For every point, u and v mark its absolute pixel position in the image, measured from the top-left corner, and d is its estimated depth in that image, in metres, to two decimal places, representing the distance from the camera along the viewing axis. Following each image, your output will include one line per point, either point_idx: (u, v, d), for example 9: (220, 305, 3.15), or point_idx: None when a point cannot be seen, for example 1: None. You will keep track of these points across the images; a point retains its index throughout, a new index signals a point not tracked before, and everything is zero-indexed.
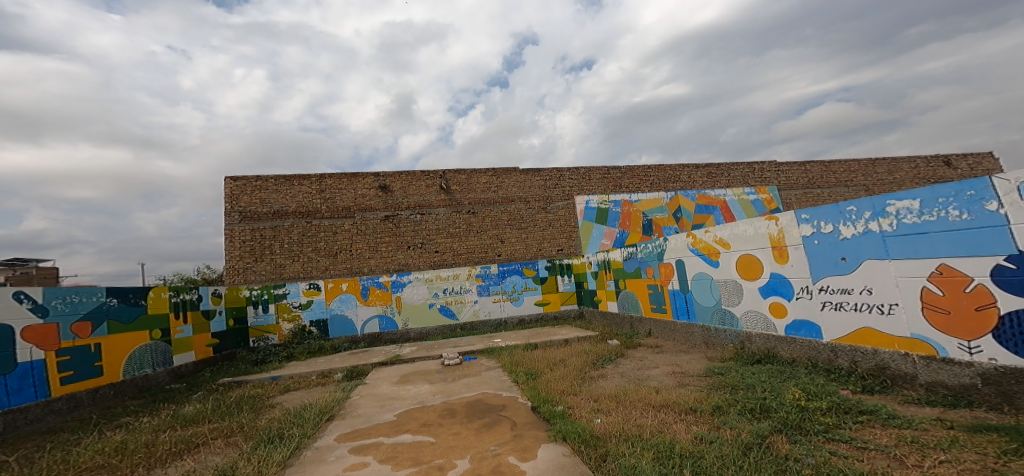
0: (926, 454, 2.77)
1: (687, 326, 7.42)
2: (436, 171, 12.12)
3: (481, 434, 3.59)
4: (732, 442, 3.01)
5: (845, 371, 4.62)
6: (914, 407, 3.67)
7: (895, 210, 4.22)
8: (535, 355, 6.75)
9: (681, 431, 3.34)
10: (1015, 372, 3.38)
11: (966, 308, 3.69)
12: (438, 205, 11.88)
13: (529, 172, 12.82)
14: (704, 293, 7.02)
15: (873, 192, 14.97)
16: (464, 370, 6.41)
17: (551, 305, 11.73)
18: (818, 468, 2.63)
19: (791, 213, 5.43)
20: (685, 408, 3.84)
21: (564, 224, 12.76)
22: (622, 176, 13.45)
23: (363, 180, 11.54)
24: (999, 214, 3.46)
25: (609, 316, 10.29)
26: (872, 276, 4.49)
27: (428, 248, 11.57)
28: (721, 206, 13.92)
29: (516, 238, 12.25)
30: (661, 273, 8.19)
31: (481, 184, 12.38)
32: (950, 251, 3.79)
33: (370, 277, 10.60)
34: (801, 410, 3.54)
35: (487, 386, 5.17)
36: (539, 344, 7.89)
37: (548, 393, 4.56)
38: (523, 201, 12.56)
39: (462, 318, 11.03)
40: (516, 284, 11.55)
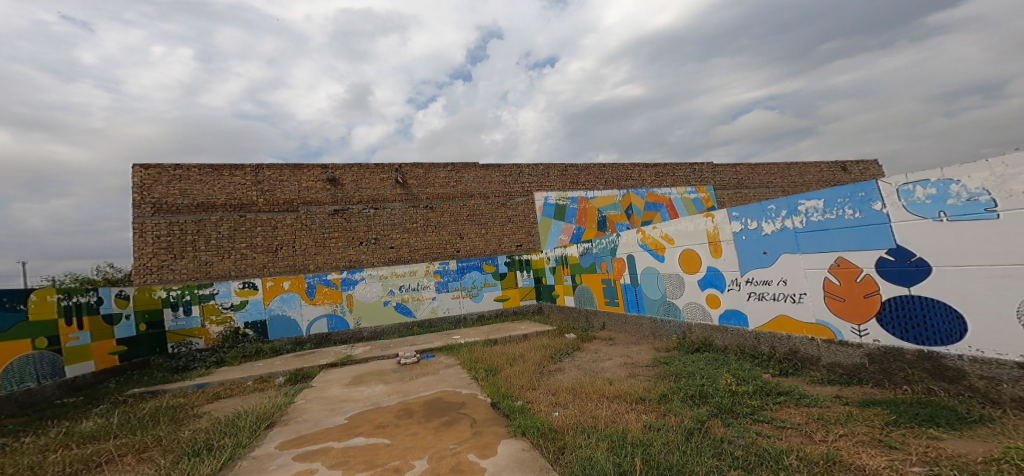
0: (829, 430, 3.11)
1: (637, 318, 7.78)
2: (392, 164, 11.65)
3: (440, 433, 3.54)
4: (676, 429, 3.21)
5: (767, 357, 5.09)
6: (819, 387, 4.13)
7: (805, 209, 4.70)
8: (493, 351, 6.75)
9: (632, 421, 3.51)
10: (893, 352, 3.90)
11: (857, 295, 4.22)
12: (393, 199, 11.49)
13: (489, 168, 12.75)
14: (652, 286, 7.38)
15: (789, 193, 16.52)
16: (423, 367, 6.28)
17: (511, 301, 11.80)
18: (747, 448, 2.86)
19: (724, 211, 5.85)
20: (635, 398, 4.03)
21: (524, 220, 12.85)
22: (579, 173, 13.77)
23: (308, 172, 10.88)
24: (883, 212, 3.95)
25: (566, 310, 10.53)
26: (787, 269, 4.96)
27: (382, 244, 11.13)
28: (667, 204, 14.74)
29: (474, 234, 12.15)
30: (614, 268, 8.50)
31: (439, 179, 12.11)
32: (847, 245, 4.29)
33: (317, 275, 10.09)
34: (732, 394, 3.84)
35: (448, 384, 5.09)
36: (498, 339, 7.93)
37: (508, 388, 4.59)
38: (483, 197, 12.50)
39: (419, 315, 10.84)
40: (475, 280, 11.52)
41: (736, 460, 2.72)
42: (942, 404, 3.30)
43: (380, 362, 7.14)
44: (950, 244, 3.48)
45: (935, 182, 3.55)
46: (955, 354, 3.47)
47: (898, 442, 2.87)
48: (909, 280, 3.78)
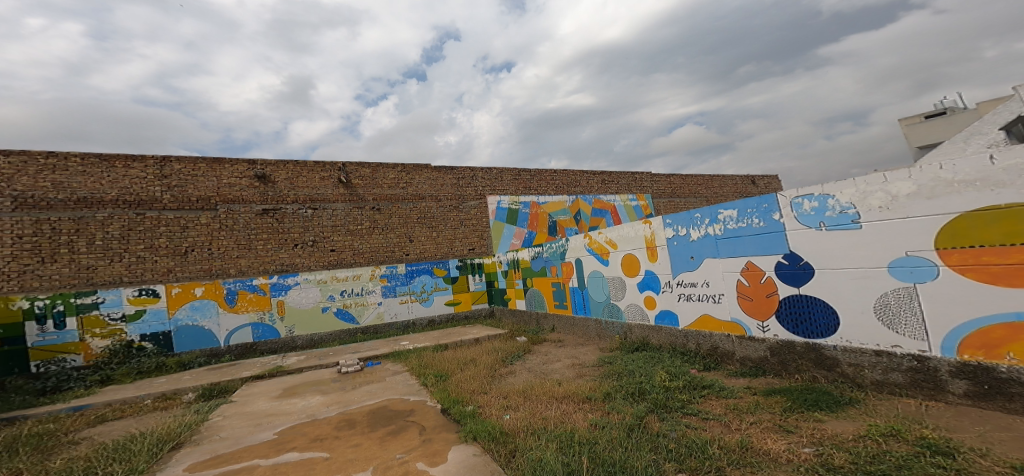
0: (742, 419, 3.42)
1: (583, 320, 8.02)
2: (334, 162, 11.01)
3: (386, 442, 3.38)
4: (619, 426, 3.35)
5: (694, 353, 5.48)
6: (734, 379, 4.53)
7: (723, 217, 5.13)
8: (444, 356, 6.60)
9: (580, 420, 3.60)
10: (788, 345, 4.41)
11: (761, 295, 4.73)
12: (335, 199, 10.83)
13: (441, 170, 12.50)
14: (597, 289, 7.65)
15: (711, 203, 18.04)
16: (369, 375, 5.97)
17: (462, 305, 11.77)
18: (679, 441, 3.06)
19: (659, 218, 6.20)
20: (582, 398, 4.14)
21: (477, 223, 12.78)
22: (532, 178, 14.01)
23: (232, 167, 9.94)
24: (780, 221, 4.46)
25: (517, 313, 10.63)
26: (709, 272, 5.39)
27: (320, 247, 10.43)
28: (612, 210, 15.47)
29: (425, 237, 11.84)
30: (563, 271, 8.68)
31: (387, 179, 11.63)
32: (755, 250, 4.77)
33: (240, 280, 9.38)
34: (665, 390, 4.11)
35: (394, 392, 4.89)
36: (448, 344, 7.76)
37: (458, 393, 4.50)
38: (434, 199, 12.22)
39: (363, 322, 10.48)
40: (426, 284, 11.41)
41: (670, 452, 2.89)
42: (824, 390, 3.78)
43: (318, 372, 6.69)
44: (830, 250, 4.04)
45: (818, 196, 4.11)
46: (832, 345, 4.01)
47: (794, 425, 3.23)
48: (800, 281, 4.33)
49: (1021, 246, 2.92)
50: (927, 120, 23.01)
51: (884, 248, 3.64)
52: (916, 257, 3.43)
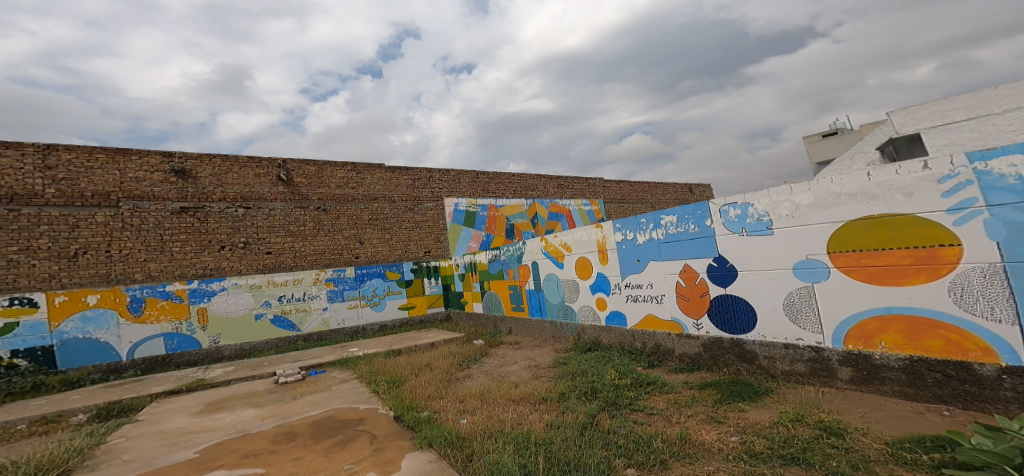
0: (681, 412, 3.62)
1: (540, 322, 8.11)
2: (274, 159, 10.38)
3: (333, 454, 3.22)
4: (573, 424, 3.42)
5: (641, 352, 5.73)
6: (674, 375, 4.79)
7: (665, 223, 5.40)
8: (397, 362, 6.41)
9: (536, 421, 3.62)
10: (717, 341, 4.75)
11: (695, 295, 5.05)
12: (273, 198, 10.17)
13: (396, 171, 12.17)
14: (553, 291, 7.75)
15: (656, 209, 18.95)
16: (315, 384, 5.65)
17: (416, 309, 11.57)
18: (629, 437, 3.17)
19: (610, 222, 6.40)
20: (538, 399, 4.18)
21: (434, 226, 12.60)
22: (490, 181, 14.08)
23: (143, 159, 8.94)
24: (712, 227, 4.80)
25: (474, 317, 10.57)
26: (653, 275, 5.65)
27: (253, 249, 9.76)
28: (566, 215, 15.94)
29: (377, 240, 11.44)
30: (520, 274, 8.74)
31: (336, 179, 11.12)
32: (691, 254, 5.09)
33: (150, 286, 8.49)
34: (615, 388, 4.26)
35: (343, 401, 4.67)
36: (402, 349, 7.54)
37: (413, 400, 4.38)
38: (388, 200, 11.85)
39: (305, 329, 9.93)
40: (377, 288, 11.04)
41: (620, 448, 2.99)
42: (747, 381, 4.11)
43: (251, 383, 6.23)
44: (750, 253, 4.42)
45: (740, 204, 4.48)
46: (752, 339, 4.40)
47: (724, 416, 3.46)
48: (726, 282, 4.69)
49: (889, 250, 3.39)
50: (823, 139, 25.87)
51: (792, 251, 4.05)
52: (814, 259, 3.88)
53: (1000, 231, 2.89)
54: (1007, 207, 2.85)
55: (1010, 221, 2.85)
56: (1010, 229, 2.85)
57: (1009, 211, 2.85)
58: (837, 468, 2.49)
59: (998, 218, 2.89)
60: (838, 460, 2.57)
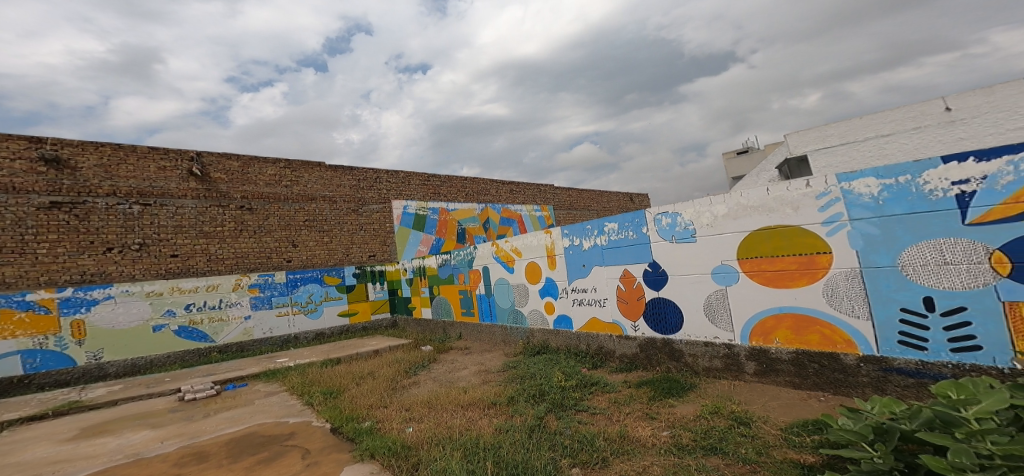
0: (621, 410, 3.77)
1: (490, 327, 8.09)
2: (185, 150, 9.31)
3: (258, 471, 3.01)
4: (521, 428, 3.43)
5: (585, 353, 5.90)
6: (614, 375, 4.98)
7: (608, 230, 5.60)
8: (335, 371, 6.10)
9: (485, 425, 3.60)
10: (652, 341, 5.02)
11: (632, 299, 5.30)
12: (182, 195, 9.11)
13: (338, 170, 11.62)
14: (503, 296, 7.78)
15: (601, 216, 19.70)
16: (238, 399, 5.24)
17: (358, 315, 11.13)
18: (574, 437, 3.24)
19: (558, 228, 6.52)
20: (487, 403, 4.16)
21: (380, 229, 12.18)
22: (441, 184, 13.90)
23: (1, 142, 7.45)
24: (647, 234, 5.06)
25: (422, 322, 10.35)
26: (597, 279, 5.85)
27: (152, 252, 8.63)
28: (518, 220, 16.12)
29: (314, 243, 10.85)
30: (470, 278, 8.66)
31: (266, 176, 10.38)
32: (631, 260, 5.32)
33: (3, 297, 7.15)
34: (562, 389, 4.35)
35: (269, 415, 4.35)
36: (341, 358, 7.17)
37: (353, 410, 4.18)
38: (327, 201, 11.28)
39: (220, 339, 9.14)
40: (313, 294, 10.52)
41: (565, 449, 3.04)
42: (675, 378, 4.37)
43: (150, 402, 5.64)
44: (679, 259, 4.72)
45: (670, 213, 4.77)
46: (678, 339, 4.71)
47: (657, 412, 3.65)
48: (658, 285, 4.97)
49: (782, 256, 3.86)
50: (739, 155, 28.56)
51: (710, 257, 4.42)
52: (727, 265, 4.27)
53: (858, 241, 3.42)
54: (864, 221, 3.37)
55: (866, 233, 3.37)
56: (865, 240, 3.37)
57: (865, 225, 3.37)
58: (746, 455, 2.70)
59: (857, 231, 3.41)
60: (746, 448, 2.79)
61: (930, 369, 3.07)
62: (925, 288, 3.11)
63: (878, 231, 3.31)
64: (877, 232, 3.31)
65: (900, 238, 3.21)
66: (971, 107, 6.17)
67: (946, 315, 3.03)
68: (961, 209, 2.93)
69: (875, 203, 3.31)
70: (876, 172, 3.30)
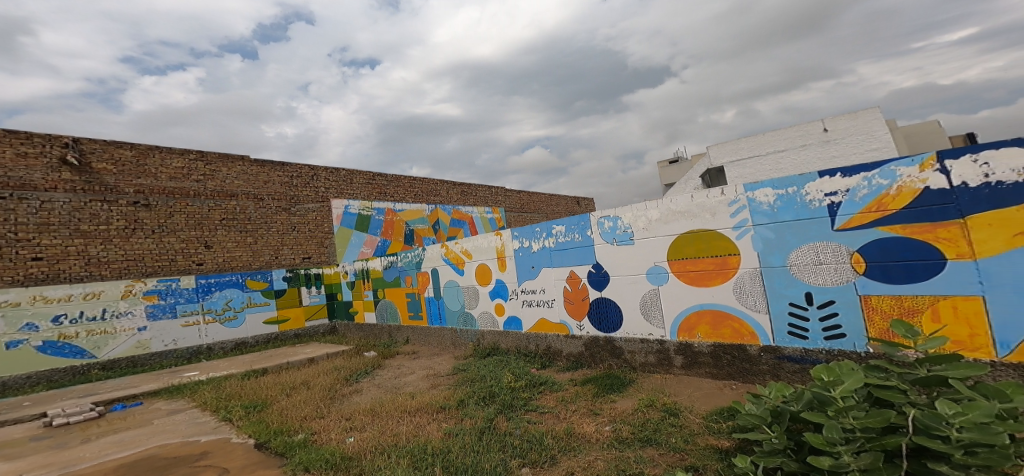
0: (568, 408, 3.87)
1: (439, 330, 7.96)
2: (58, 136, 8.17)
3: None
4: (471, 430, 3.41)
5: (535, 354, 5.99)
6: (562, 373, 5.10)
7: (556, 232, 5.72)
8: (263, 382, 5.73)
9: (434, 431, 3.53)
10: (595, 340, 5.19)
11: (578, 299, 5.45)
12: (52, 188, 7.94)
13: (265, 165, 10.91)
14: (452, 298, 7.69)
15: (550, 219, 20.06)
16: (131, 419, 4.77)
17: (290, 323, 10.48)
18: (524, 436, 3.27)
19: (509, 230, 6.56)
20: (437, 408, 4.09)
21: (316, 229, 11.61)
22: (387, 184, 13.51)
23: None
24: (592, 237, 5.22)
25: (365, 327, 9.98)
26: (546, 281, 5.95)
27: (6, 254, 7.38)
28: (469, 221, 16.03)
29: (233, 244, 10.06)
30: (418, 281, 8.46)
31: (172, 169, 9.44)
32: (577, 261, 5.46)
33: None
34: (511, 390, 4.38)
35: (174, 435, 3.99)
36: (268, 369, 6.73)
37: (283, 423, 3.93)
38: (252, 198, 10.55)
39: (103, 354, 8.03)
40: (231, 299, 9.71)
41: (516, 449, 3.06)
42: (616, 374, 4.55)
43: (11, 430, 4.93)
44: (620, 261, 4.92)
45: (612, 217, 4.97)
46: (619, 337, 4.91)
47: (602, 408, 3.77)
48: (601, 286, 5.15)
49: (703, 257, 4.16)
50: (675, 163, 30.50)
51: (644, 259, 4.66)
52: (660, 266, 4.51)
53: (759, 244, 3.77)
54: (763, 227, 3.73)
55: (765, 238, 3.73)
56: (764, 243, 3.73)
57: (764, 230, 3.73)
58: (677, 445, 2.87)
59: (758, 235, 3.77)
60: (676, 437, 2.98)
61: (811, 355, 3.47)
62: (807, 285, 3.51)
63: (774, 235, 3.68)
64: (773, 236, 3.68)
65: (789, 242, 3.59)
66: (840, 129, 11.35)
67: (821, 308, 3.43)
68: (831, 216, 3.33)
69: (771, 211, 3.67)
70: (772, 183, 3.65)
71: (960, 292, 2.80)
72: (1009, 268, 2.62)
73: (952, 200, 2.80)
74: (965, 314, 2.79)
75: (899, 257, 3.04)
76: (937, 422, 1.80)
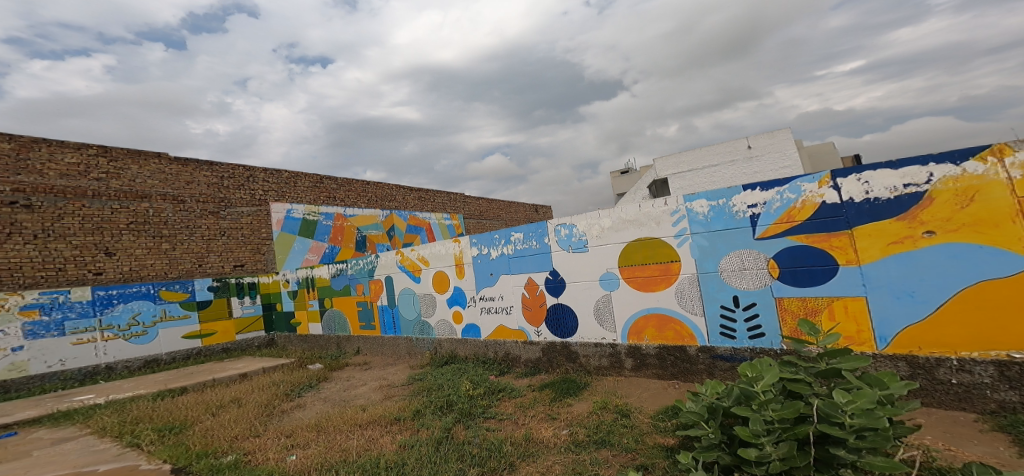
0: (526, 414, 3.87)
1: (393, 339, 7.74)
2: None
3: None
4: (427, 441, 3.32)
5: (493, 361, 5.95)
6: (520, 379, 5.11)
7: (514, 239, 5.75)
8: (187, 401, 5.34)
9: (388, 444, 3.41)
10: (551, 345, 5.26)
11: (536, 305, 5.50)
12: None
13: (190, 165, 10.06)
14: (407, 306, 7.51)
15: (509, 226, 20.16)
16: (5, 452, 4.23)
17: (216, 337, 9.69)
18: (483, 444, 3.23)
19: (467, 237, 6.52)
20: (391, 419, 3.95)
21: (251, 235, 10.94)
22: (336, 188, 13.09)
23: None
24: (548, 244, 5.30)
25: (309, 339, 9.53)
26: (503, 288, 5.95)
27: None
28: (426, 228, 15.80)
29: (146, 252, 9.04)
30: (371, 289, 8.21)
31: (64, 165, 8.32)
32: (535, 268, 5.51)
33: None
34: (470, 398, 4.33)
35: (64, 467, 3.51)
36: (188, 388, 6.23)
37: (207, 445, 3.63)
38: (172, 200, 9.63)
39: None
40: (141, 313, 8.71)
41: (474, 458, 3.01)
42: (572, 378, 4.62)
43: None
44: (575, 267, 5.02)
45: (568, 224, 5.07)
46: (574, 341, 4.99)
47: (559, 413, 3.81)
48: (557, 292, 5.23)
49: (649, 264, 4.34)
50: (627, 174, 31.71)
51: (597, 266, 4.79)
52: (612, 272, 4.65)
53: (696, 252, 4.00)
54: (699, 236, 3.97)
55: (700, 245, 3.96)
56: (700, 251, 3.96)
57: (699, 238, 3.96)
58: (628, 445, 2.94)
59: (695, 243, 4.00)
60: (627, 437, 3.06)
61: (739, 353, 3.73)
62: (734, 289, 3.78)
63: (707, 243, 3.92)
64: (707, 244, 3.92)
65: (720, 249, 3.85)
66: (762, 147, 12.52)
67: (745, 310, 3.72)
68: (753, 226, 3.64)
69: (705, 221, 3.91)
70: (707, 195, 3.89)
71: (849, 294, 3.23)
72: (885, 273, 3.07)
73: (842, 213, 3.21)
74: (853, 312, 3.21)
75: (804, 263, 3.42)
76: (834, 410, 1.98)
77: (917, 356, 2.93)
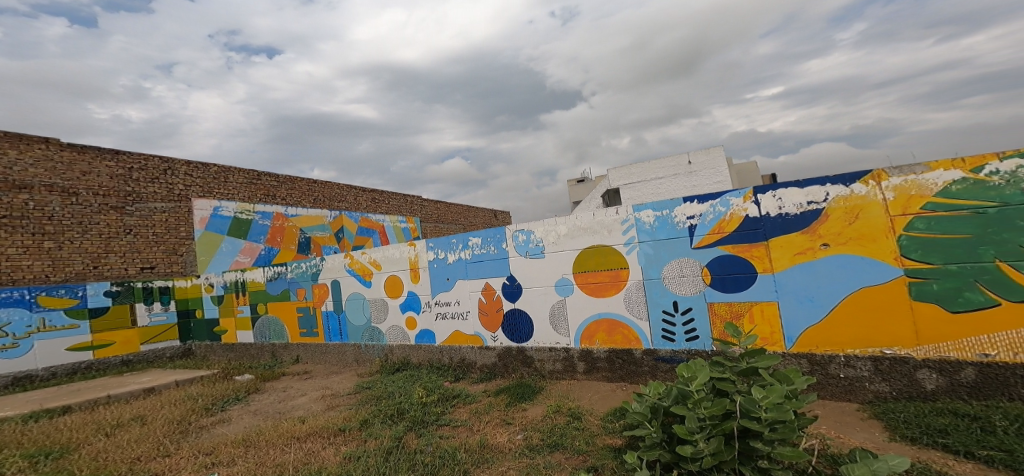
0: (480, 420, 3.83)
1: (339, 347, 7.43)
2: None
3: None
4: (376, 452, 3.21)
5: (448, 367, 5.86)
6: (475, 385, 5.07)
7: (472, 244, 5.72)
8: (85, 419, 4.85)
9: (330, 456, 3.26)
10: (506, 350, 5.27)
11: (493, 311, 5.48)
12: None
13: (88, 153, 9.07)
14: (356, 312, 7.25)
15: (467, 231, 20.05)
16: None
17: (114, 348, 8.93)
18: (435, 453, 3.17)
19: (423, 241, 6.40)
20: (335, 430, 3.79)
21: (165, 234, 10.10)
22: (276, 186, 12.46)
23: None
24: (506, 249, 5.32)
25: (236, 348, 8.99)
26: (460, 293, 5.89)
27: None
28: (380, 230, 15.39)
29: (23, 250, 8.08)
30: (315, 294, 7.85)
31: None
32: (493, 273, 5.50)
33: None
34: (422, 405, 4.23)
35: None
36: (72, 407, 5.60)
37: (99, 470, 3.29)
38: (60, 193, 8.61)
39: None
40: (14, 322, 7.75)
41: (425, 467, 2.94)
42: (527, 383, 4.64)
43: None
44: (531, 273, 5.05)
45: (524, 231, 5.10)
46: (530, 346, 5.03)
47: (513, 418, 3.81)
48: (514, 298, 5.24)
49: (602, 270, 4.45)
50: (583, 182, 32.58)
51: (552, 271, 4.86)
52: (568, 278, 4.72)
53: (642, 259, 4.16)
54: (645, 244, 4.13)
55: (646, 253, 4.12)
56: (646, 258, 4.12)
57: (646, 246, 4.12)
58: (580, 447, 2.99)
59: (642, 251, 4.15)
60: (579, 440, 3.11)
61: (678, 355, 3.92)
62: (673, 295, 3.97)
63: (653, 251, 4.09)
64: (652, 252, 4.09)
65: (663, 257, 4.03)
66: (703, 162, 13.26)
67: (682, 314, 3.91)
68: (690, 236, 3.84)
69: (651, 230, 4.08)
70: (653, 206, 4.06)
71: (764, 299, 3.51)
72: (793, 280, 3.38)
73: (761, 226, 3.49)
74: (767, 316, 3.48)
75: (731, 271, 3.65)
76: (752, 405, 2.11)
77: (816, 354, 3.26)
